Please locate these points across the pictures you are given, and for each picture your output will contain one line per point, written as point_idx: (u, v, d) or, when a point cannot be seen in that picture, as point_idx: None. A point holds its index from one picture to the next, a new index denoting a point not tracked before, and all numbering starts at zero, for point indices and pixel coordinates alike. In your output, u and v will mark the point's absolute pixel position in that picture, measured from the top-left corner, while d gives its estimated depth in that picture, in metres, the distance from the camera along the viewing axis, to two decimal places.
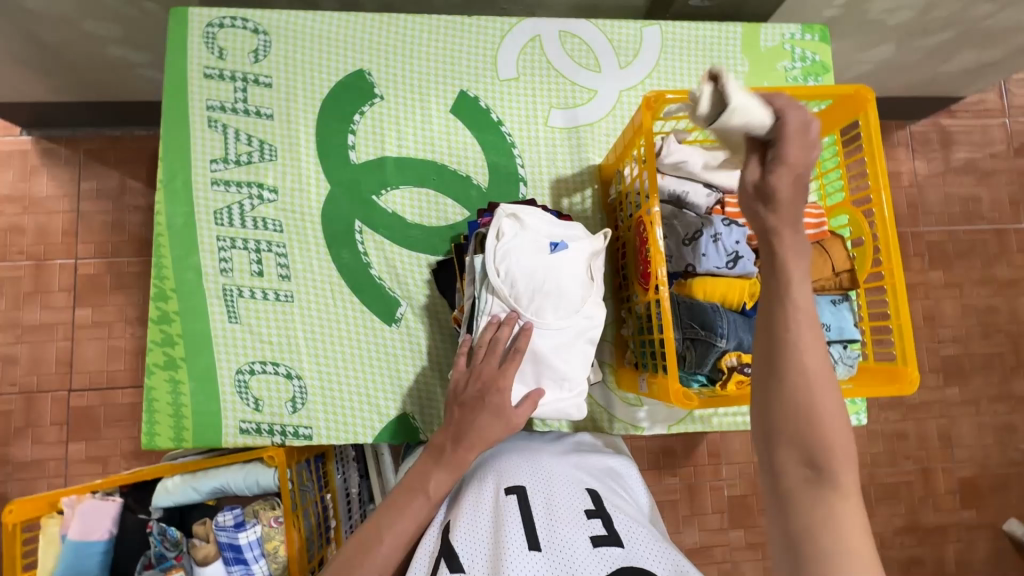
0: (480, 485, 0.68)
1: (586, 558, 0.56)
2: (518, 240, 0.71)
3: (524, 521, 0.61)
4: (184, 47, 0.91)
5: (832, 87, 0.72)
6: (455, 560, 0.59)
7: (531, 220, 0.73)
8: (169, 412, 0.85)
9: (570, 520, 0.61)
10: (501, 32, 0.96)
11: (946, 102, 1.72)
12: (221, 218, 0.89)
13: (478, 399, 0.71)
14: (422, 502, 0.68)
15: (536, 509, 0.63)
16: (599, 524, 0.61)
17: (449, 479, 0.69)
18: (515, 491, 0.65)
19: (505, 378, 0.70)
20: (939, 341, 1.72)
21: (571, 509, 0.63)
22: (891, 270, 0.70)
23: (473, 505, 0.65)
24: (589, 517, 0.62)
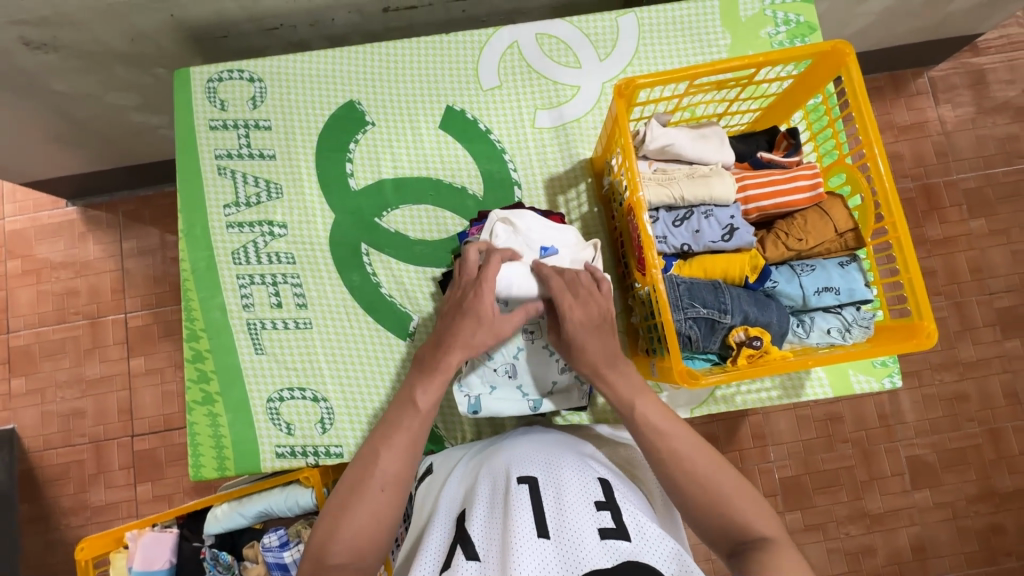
0: (493, 474, 0.70)
1: (592, 548, 0.58)
2: (512, 243, 0.78)
3: (531, 511, 0.62)
4: (189, 103, 0.98)
5: (807, 46, 0.71)
6: (470, 549, 0.62)
7: (524, 225, 0.79)
8: (210, 444, 0.90)
9: (579, 510, 0.62)
10: (479, 44, 0.98)
11: (965, 41, 1.63)
12: (239, 257, 0.95)
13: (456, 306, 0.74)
14: (412, 415, 0.70)
15: (546, 500, 0.64)
16: (608, 516, 0.62)
17: (435, 390, 0.72)
18: (525, 481, 0.66)
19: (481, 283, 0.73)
20: (991, 293, 1.62)
21: (580, 499, 0.63)
22: (895, 224, 0.68)
23: (482, 499, 0.67)
24: (599, 507, 0.63)
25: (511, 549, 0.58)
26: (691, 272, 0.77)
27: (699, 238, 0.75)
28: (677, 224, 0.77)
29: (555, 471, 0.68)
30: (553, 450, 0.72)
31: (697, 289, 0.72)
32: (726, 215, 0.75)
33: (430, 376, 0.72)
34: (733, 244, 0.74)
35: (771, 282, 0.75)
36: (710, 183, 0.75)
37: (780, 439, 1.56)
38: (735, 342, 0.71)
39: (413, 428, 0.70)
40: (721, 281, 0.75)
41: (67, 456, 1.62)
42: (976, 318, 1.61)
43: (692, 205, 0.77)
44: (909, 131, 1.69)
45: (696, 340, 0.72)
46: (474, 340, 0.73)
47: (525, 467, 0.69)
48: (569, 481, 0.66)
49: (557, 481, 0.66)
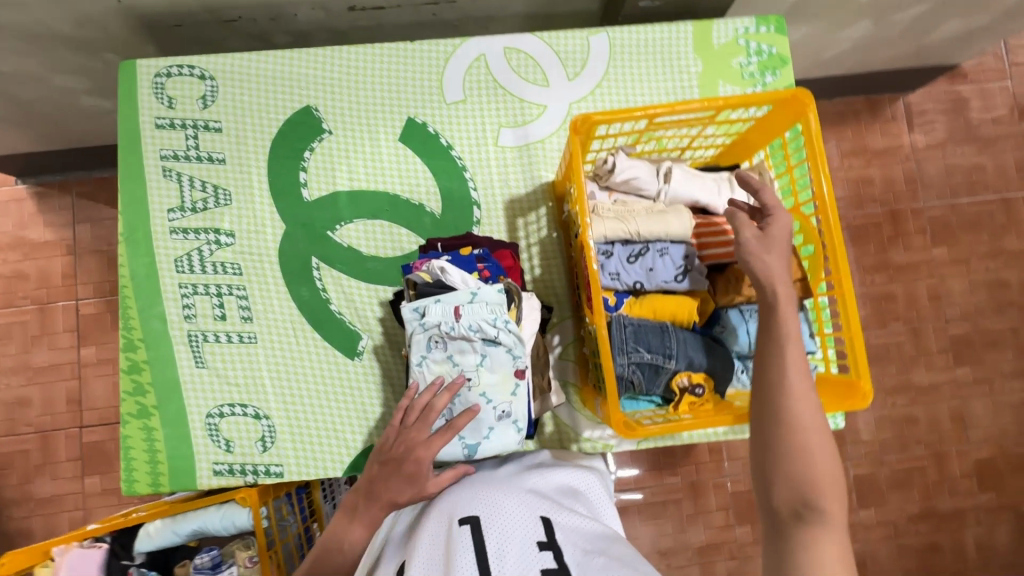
0: (434, 517, 0.68)
1: None
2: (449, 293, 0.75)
3: (473, 557, 0.61)
4: (134, 99, 0.93)
5: (768, 93, 0.69)
6: None
7: (456, 276, 0.76)
8: (145, 459, 0.87)
9: (520, 554, 0.62)
10: (445, 55, 0.95)
11: (940, 70, 1.64)
12: (182, 265, 0.91)
13: (396, 461, 0.72)
14: (340, 557, 0.72)
15: (487, 542, 0.63)
16: (550, 556, 0.61)
17: (364, 533, 0.72)
18: (466, 522, 0.65)
19: (428, 448, 0.72)
20: (947, 320, 1.66)
21: (522, 542, 0.63)
22: (840, 281, 0.67)
23: (421, 543, 0.66)
24: (541, 548, 0.62)
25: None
26: (640, 312, 0.75)
27: (652, 277, 0.75)
28: (632, 260, 0.76)
29: (497, 509, 0.67)
30: (496, 487, 0.71)
31: (643, 333, 0.71)
32: (680, 254, 0.75)
33: (358, 522, 0.73)
34: (685, 285, 0.75)
35: (720, 327, 0.75)
36: (667, 220, 0.75)
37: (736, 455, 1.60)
38: (678, 387, 0.71)
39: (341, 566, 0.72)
40: (669, 323, 0.74)
41: (12, 445, 1.57)
42: (930, 344, 1.65)
43: (648, 241, 0.76)
44: (881, 157, 1.70)
45: (639, 385, 0.72)
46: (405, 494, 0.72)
47: (467, 506, 0.68)
48: (512, 519, 0.66)
49: (498, 519, 0.66)
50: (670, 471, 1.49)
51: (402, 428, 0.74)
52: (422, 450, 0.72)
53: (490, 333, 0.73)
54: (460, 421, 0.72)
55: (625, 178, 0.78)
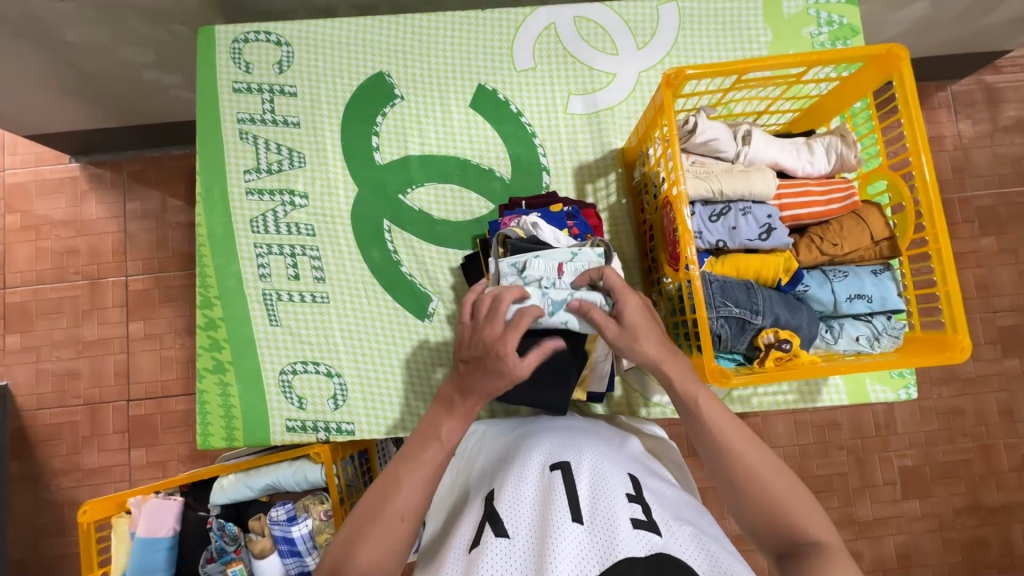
0: (525, 456, 0.69)
1: (626, 537, 0.56)
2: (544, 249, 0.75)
3: (567, 497, 0.61)
4: (213, 63, 0.95)
5: (860, 48, 0.68)
6: (500, 525, 0.61)
7: (549, 234, 0.76)
8: (220, 414, 0.89)
9: (612, 499, 0.61)
10: (516, 23, 0.96)
11: (990, 57, 1.62)
12: (257, 225, 0.93)
13: (479, 360, 0.66)
14: (436, 450, 0.66)
15: (580, 488, 0.63)
16: (639, 508, 0.61)
17: (461, 426, 0.67)
18: (558, 467, 0.66)
19: (506, 343, 0.65)
20: (995, 311, 1.63)
21: (613, 490, 0.62)
22: (936, 235, 0.66)
23: (511, 477, 0.67)
24: (630, 500, 0.62)
25: (549, 531, 0.58)
26: (723, 270, 0.75)
27: (735, 235, 0.74)
28: (714, 219, 0.76)
29: (589, 458, 0.67)
30: (583, 439, 0.71)
31: (729, 288, 0.71)
32: (763, 214, 0.74)
33: (454, 416, 0.67)
34: (769, 243, 0.74)
35: (802, 286, 0.74)
36: (750, 178, 0.75)
37: (777, 442, 1.58)
38: (763, 343, 0.71)
39: (434, 464, 0.65)
40: (753, 281, 0.74)
41: (61, 416, 1.61)
42: (978, 335, 1.63)
43: (730, 201, 0.76)
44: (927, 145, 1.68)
45: (726, 339, 0.71)
46: (493, 390, 0.67)
47: (558, 452, 0.68)
48: (604, 468, 0.66)
49: (589, 467, 0.66)
50: None
51: (475, 330, 0.68)
52: (502, 347, 0.65)
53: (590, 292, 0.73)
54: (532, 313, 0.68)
55: (706, 138, 0.78)
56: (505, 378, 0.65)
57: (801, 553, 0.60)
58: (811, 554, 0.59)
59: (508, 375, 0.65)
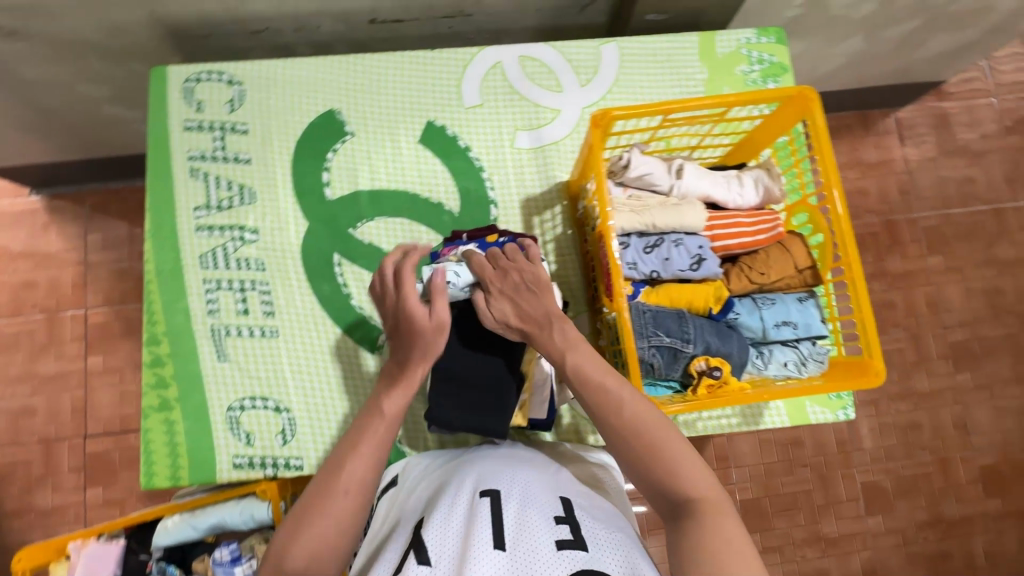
0: (458, 485, 0.70)
1: (549, 559, 0.58)
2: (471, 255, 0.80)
3: (493, 520, 0.62)
4: (164, 102, 0.96)
5: (774, 90, 0.73)
6: (424, 554, 0.61)
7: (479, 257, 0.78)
8: (165, 452, 0.88)
9: (538, 522, 0.62)
10: (463, 62, 1.00)
11: (928, 86, 1.71)
12: (207, 261, 0.93)
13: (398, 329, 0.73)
14: (378, 423, 0.70)
15: (507, 511, 0.64)
16: (565, 531, 0.62)
17: (402, 397, 0.72)
18: (487, 494, 0.66)
19: (431, 310, 0.71)
20: (945, 327, 1.69)
21: (540, 514, 0.64)
22: (851, 265, 0.70)
23: (441, 505, 0.67)
24: (558, 522, 0.63)
25: (470, 555, 0.58)
26: (657, 300, 0.78)
27: (668, 266, 0.77)
28: (648, 250, 0.78)
29: (519, 484, 0.68)
30: (516, 468, 0.72)
31: (661, 318, 0.73)
32: (695, 245, 0.78)
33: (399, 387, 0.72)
34: (700, 273, 0.77)
35: (734, 313, 0.77)
36: (681, 212, 0.78)
37: (742, 462, 1.60)
38: (695, 371, 0.73)
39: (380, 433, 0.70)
40: (686, 310, 0.76)
41: (13, 455, 1.56)
42: (930, 350, 1.68)
43: (663, 233, 0.79)
44: (875, 169, 1.76)
45: (659, 367, 0.74)
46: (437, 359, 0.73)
47: (490, 481, 0.69)
48: (533, 493, 0.67)
49: (519, 493, 0.67)
50: None
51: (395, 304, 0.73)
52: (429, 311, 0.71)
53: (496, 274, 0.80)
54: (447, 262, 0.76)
55: (641, 174, 0.81)
56: (438, 335, 0.72)
57: (685, 520, 0.61)
58: (693, 515, 0.61)
59: (445, 339, 0.72)
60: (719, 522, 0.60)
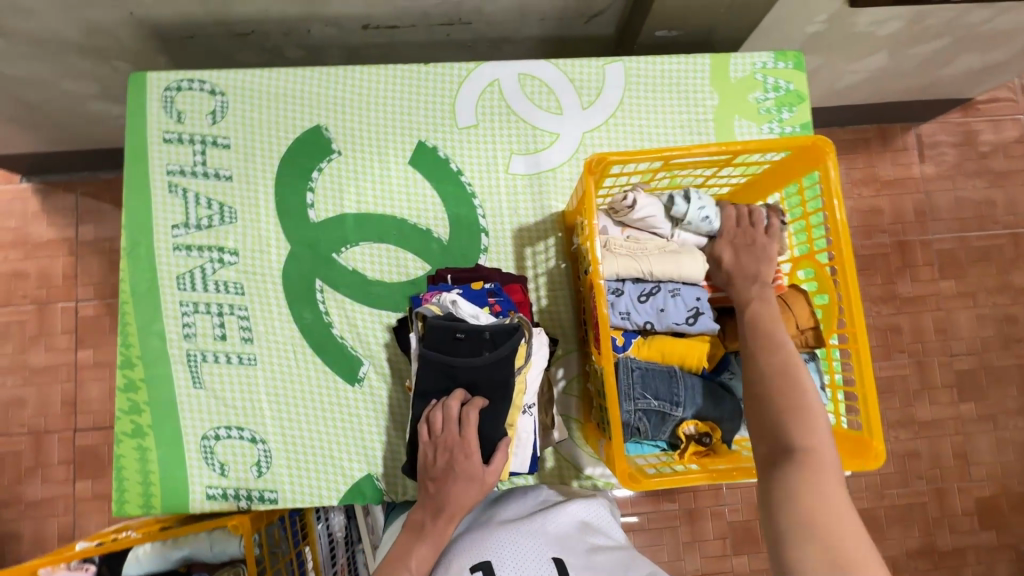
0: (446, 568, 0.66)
1: None
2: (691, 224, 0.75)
3: None
4: (143, 112, 0.92)
5: (787, 139, 0.67)
6: None
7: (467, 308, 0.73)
8: (137, 480, 0.86)
9: None
10: (459, 78, 0.94)
11: (953, 102, 1.63)
12: (184, 282, 0.90)
13: (447, 470, 0.71)
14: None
15: None
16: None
17: (432, 551, 0.69)
18: (479, 572, 0.63)
19: (468, 444, 0.71)
20: (952, 354, 1.64)
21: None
22: (856, 333, 0.66)
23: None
24: None
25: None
26: (649, 354, 0.74)
27: (663, 317, 0.73)
28: (643, 298, 0.74)
29: (509, 553, 0.65)
30: (504, 529, 0.70)
31: (650, 378, 0.69)
32: (692, 296, 0.74)
33: (430, 537, 0.69)
34: (696, 329, 0.72)
35: (729, 371, 0.74)
36: (680, 260, 0.74)
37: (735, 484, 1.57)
38: (684, 434, 0.70)
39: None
40: (677, 367, 0.72)
41: (4, 446, 1.56)
42: (935, 378, 1.64)
43: (660, 281, 0.75)
44: (892, 186, 1.68)
45: (644, 431, 0.70)
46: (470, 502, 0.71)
47: (478, 551, 0.66)
48: (525, 560, 0.64)
49: (510, 564, 0.65)
50: (667, 497, 1.46)
51: (433, 440, 0.72)
52: (466, 448, 0.71)
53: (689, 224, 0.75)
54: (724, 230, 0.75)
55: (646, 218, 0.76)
56: (474, 480, 0.70)
57: (785, 465, 0.56)
58: (796, 463, 0.55)
59: (482, 480, 0.71)
60: (825, 482, 0.54)
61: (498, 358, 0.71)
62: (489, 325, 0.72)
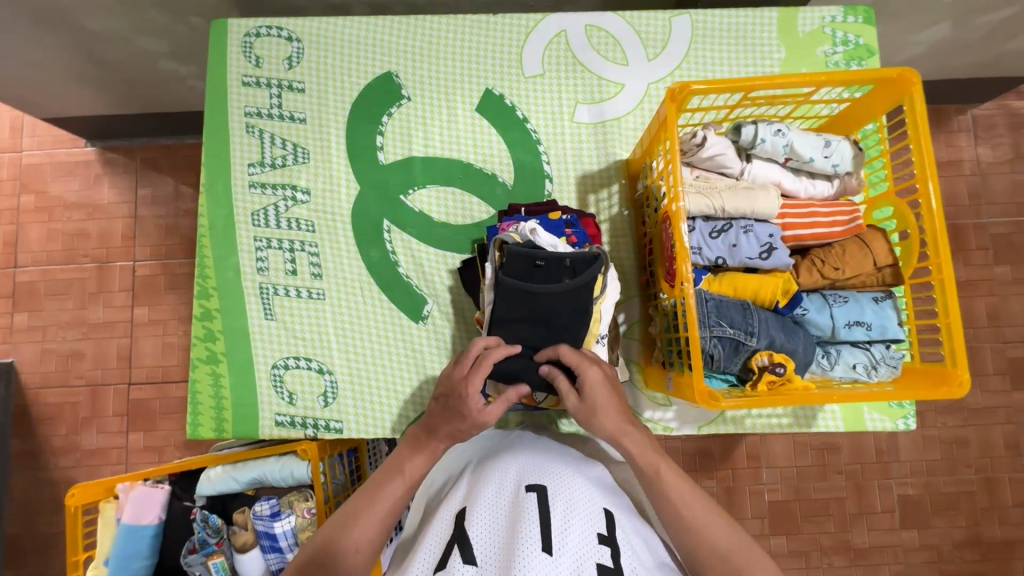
0: (503, 474, 0.68)
1: None
2: (770, 150, 0.75)
3: (539, 524, 0.61)
4: (224, 56, 0.96)
5: (872, 71, 0.67)
6: (468, 550, 0.62)
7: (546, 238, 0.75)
8: (210, 404, 0.89)
9: (580, 538, 0.61)
10: (526, 29, 0.95)
11: (1013, 82, 1.58)
12: (258, 218, 0.93)
13: (444, 398, 0.71)
14: (398, 484, 0.70)
15: (554, 514, 0.62)
16: (607, 552, 0.60)
17: (427, 461, 0.72)
18: (536, 491, 0.65)
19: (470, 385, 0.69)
20: (1006, 341, 1.59)
21: (583, 529, 0.62)
22: (940, 266, 0.65)
23: (485, 493, 0.66)
24: (600, 541, 0.61)
25: (514, 560, 0.58)
26: (720, 288, 0.74)
27: (735, 252, 0.73)
28: (714, 235, 0.74)
29: (568, 484, 0.66)
30: (568, 463, 0.71)
31: (725, 309, 0.70)
32: (766, 232, 0.73)
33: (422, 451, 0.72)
34: (769, 263, 0.72)
35: (801, 309, 0.73)
36: (754, 197, 0.73)
37: (775, 463, 1.56)
38: (757, 366, 0.69)
39: (397, 495, 0.69)
40: (750, 301, 0.72)
41: (63, 396, 1.60)
42: (987, 365, 1.59)
43: (732, 218, 0.75)
44: (944, 169, 1.64)
45: (718, 359, 0.71)
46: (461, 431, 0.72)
47: (540, 475, 0.67)
48: (579, 498, 0.65)
49: (565, 496, 0.65)
50: None
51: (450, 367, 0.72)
52: (466, 389, 0.69)
53: (767, 148, 0.75)
54: (795, 155, 0.75)
55: (716, 160, 0.77)
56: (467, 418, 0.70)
57: None
58: None
59: (472, 419, 0.70)
60: None
61: (578, 285, 0.71)
62: (569, 253, 0.72)
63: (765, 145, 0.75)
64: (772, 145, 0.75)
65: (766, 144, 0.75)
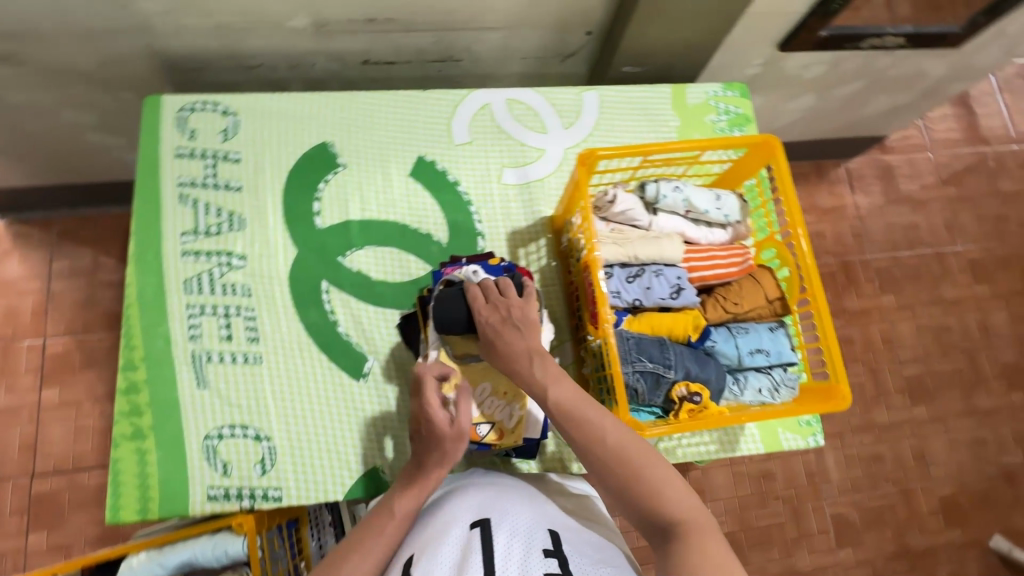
0: (447, 515, 0.68)
1: None
2: (671, 205, 0.86)
3: (484, 551, 0.61)
4: (157, 129, 0.98)
5: (744, 137, 0.81)
6: None
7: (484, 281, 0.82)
8: (134, 483, 0.84)
9: (527, 559, 0.61)
10: (453, 103, 1.05)
11: (873, 140, 1.87)
12: (191, 286, 0.92)
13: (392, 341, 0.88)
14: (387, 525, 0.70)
15: (499, 541, 0.63)
16: (554, 563, 0.61)
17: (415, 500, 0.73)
18: (479, 524, 0.65)
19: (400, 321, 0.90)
20: (901, 362, 1.78)
21: (527, 549, 0.62)
22: (816, 296, 0.77)
23: (431, 533, 0.65)
24: (547, 556, 0.62)
25: None
26: (639, 327, 0.81)
27: (649, 295, 0.81)
28: (630, 280, 0.82)
29: (511, 512, 0.67)
30: (510, 495, 0.72)
31: (645, 345, 0.77)
32: (674, 275, 0.82)
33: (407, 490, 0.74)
34: (679, 302, 0.81)
35: (710, 341, 0.81)
36: (661, 245, 0.83)
37: (718, 495, 1.62)
38: (677, 396, 0.76)
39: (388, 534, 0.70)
40: (666, 338, 0.80)
41: None
42: (888, 385, 1.76)
43: (644, 264, 0.84)
44: (830, 214, 1.88)
45: (643, 393, 0.77)
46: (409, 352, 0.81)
47: (483, 509, 0.68)
48: (522, 523, 0.66)
49: (508, 522, 0.66)
50: None
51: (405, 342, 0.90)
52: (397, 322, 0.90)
53: (668, 203, 0.86)
54: (692, 209, 0.87)
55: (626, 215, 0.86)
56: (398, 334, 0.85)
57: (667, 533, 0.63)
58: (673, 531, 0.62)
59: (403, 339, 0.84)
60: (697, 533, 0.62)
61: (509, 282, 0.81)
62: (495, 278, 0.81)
63: (667, 202, 0.86)
64: (672, 201, 0.86)
65: (667, 200, 0.86)
